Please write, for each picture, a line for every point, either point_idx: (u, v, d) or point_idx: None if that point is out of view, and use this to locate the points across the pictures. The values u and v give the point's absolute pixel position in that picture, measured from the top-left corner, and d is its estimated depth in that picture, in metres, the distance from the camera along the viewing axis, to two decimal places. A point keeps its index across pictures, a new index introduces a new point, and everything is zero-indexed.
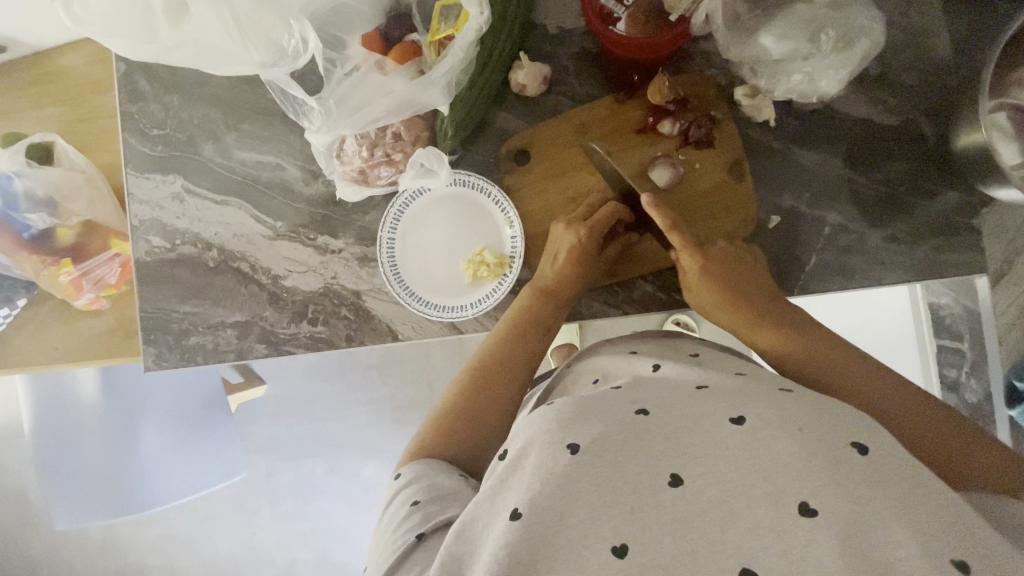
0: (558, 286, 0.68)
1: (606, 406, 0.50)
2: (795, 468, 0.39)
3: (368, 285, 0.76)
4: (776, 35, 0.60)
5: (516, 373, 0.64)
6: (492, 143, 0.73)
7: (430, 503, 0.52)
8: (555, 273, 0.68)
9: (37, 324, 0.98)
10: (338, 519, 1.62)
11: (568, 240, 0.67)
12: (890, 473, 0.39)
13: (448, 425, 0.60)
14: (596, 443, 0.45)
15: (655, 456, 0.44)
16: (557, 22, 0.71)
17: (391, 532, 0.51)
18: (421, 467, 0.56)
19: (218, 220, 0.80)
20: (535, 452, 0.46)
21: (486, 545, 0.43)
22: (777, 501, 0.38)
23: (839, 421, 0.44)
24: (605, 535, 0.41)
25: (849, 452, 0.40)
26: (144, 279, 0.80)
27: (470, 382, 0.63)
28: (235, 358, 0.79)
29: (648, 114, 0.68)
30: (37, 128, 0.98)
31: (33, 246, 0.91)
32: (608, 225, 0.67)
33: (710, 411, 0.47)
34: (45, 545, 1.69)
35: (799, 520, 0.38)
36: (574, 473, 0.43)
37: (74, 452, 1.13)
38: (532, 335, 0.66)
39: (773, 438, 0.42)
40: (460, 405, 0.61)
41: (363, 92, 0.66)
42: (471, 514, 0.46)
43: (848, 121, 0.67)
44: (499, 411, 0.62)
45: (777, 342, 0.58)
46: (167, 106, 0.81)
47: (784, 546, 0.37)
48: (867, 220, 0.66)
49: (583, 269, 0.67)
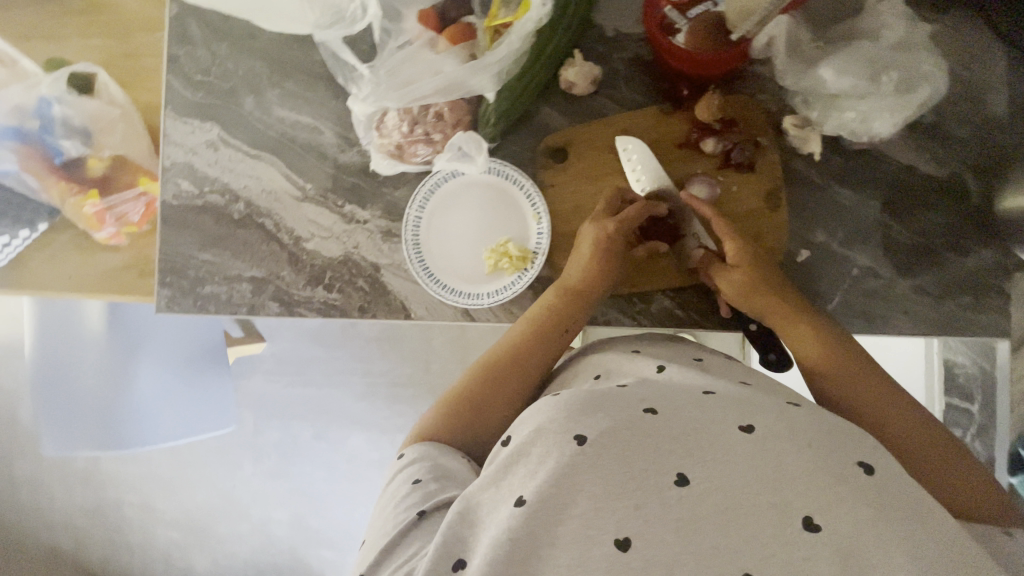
0: (585, 287, 0.66)
1: (614, 401, 0.50)
2: (801, 483, 0.41)
3: (388, 260, 0.77)
4: (836, 69, 0.59)
5: (530, 370, 0.63)
6: (530, 136, 0.72)
7: (432, 482, 0.52)
8: (581, 274, 0.66)
9: (53, 249, 0.98)
10: (317, 485, 1.63)
11: (592, 237, 0.66)
12: (892, 494, 0.41)
13: (452, 413, 0.60)
14: (604, 436, 0.46)
15: (663, 456, 0.44)
16: (616, 25, 0.70)
17: (391, 508, 0.51)
18: (423, 449, 0.56)
19: (249, 174, 0.80)
20: (542, 441, 0.47)
21: (490, 529, 0.44)
22: (783, 514, 0.40)
23: (851, 439, 0.45)
24: (607, 527, 0.42)
25: (856, 474, 0.42)
26: (167, 222, 0.81)
27: (483, 373, 0.62)
28: (248, 312, 0.79)
29: (692, 130, 0.67)
30: (81, 58, 0.99)
31: (63, 173, 0.93)
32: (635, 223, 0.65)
33: (719, 418, 0.47)
34: (28, 467, 1.72)
35: (801, 533, 0.39)
36: (578, 464, 0.44)
37: (72, 381, 1.15)
38: (550, 332, 0.65)
39: (781, 451, 0.43)
40: (469, 395, 0.61)
41: (413, 68, 0.67)
42: (475, 498, 0.47)
43: (894, 166, 0.66)
44: (505, 406, 0.61)
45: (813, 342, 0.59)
46: (214, 54, 0.81)
47: (786, 556, 0.39)
48: (897, 268, 0.66)
49: (609, 267, 0.65)
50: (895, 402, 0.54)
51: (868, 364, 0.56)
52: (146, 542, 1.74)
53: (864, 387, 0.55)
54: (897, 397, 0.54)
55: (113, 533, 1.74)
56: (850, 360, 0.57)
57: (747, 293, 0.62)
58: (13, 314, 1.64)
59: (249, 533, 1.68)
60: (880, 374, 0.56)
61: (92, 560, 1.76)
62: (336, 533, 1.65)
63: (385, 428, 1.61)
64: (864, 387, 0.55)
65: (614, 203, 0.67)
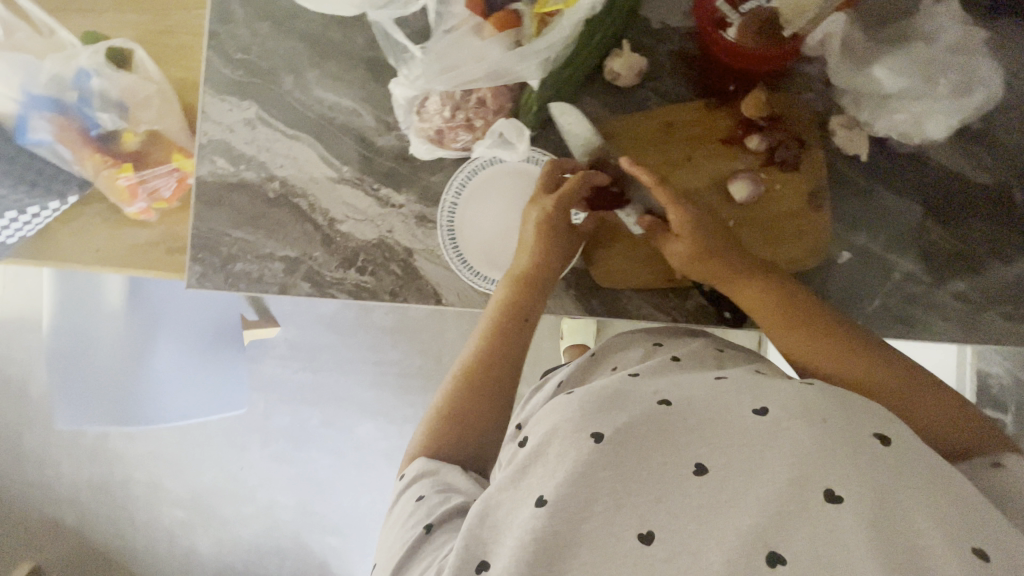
0: (535, 276, 0.66)
1: (629, 397, 0.50)
2: (820, 458, 0.41)
3: (422, 245, 0.77)
4: (891, 69, 0.59)
5: (507, 370, 0.63)
6: (573, 127, 0.73)
7: (435, 495, 0.53)
8: (530, 262, 0.67)
9: (83, 222, 0.99)
10: (325, 470, 1.64)
11: (535, 219, 0.67)
12: (907, 465, 0.42)
13: (442, 428, 0.59)
14: (620, 433, 0.46)
15: (679, 449, 0.45)
16: (663, 18, 0.70)
17: (400, 527, 0.53)
18: (420, 467, 0.57)
19: (286, 154, 0.80)
20: (559, 440, 0.47)
21: (514, 531, 0.44)
22: (803, 490, 0.40)
23: (865, 413, 0.46)
24: (630, 523, 0.43)
25: (874, 445, 0.43)
26: (202, 198, 0.81)
27: (462, 386, 0.61)
28: (279, 292, 0.79)
29: (737, 126, 0.66)
30: (119, 32, 0.99)
31: (98, 145, 0.94)
32: (573, 197, 0.67)
33: (733, 403, 0.47)
34: (38, 440, 1.73)
35: (825, 506, 0.39)
36: (597, 462, 0.44)
37: (91, 355, 1.15)
38: (511, 328, 0.64)
39: (798, 428, 0.43)
40: (449, 409, 0.60)
41: (458, 53, 0.65)
42: (493, 499, 0.47)
43: (939, 171, 0.65)
44: (496, 404, 0.61)
45: (765, 304, 0.60)
46: (255, 33, 0.81)
47: (810, 531, 0.39)
48: (937, 275, 0.65)
49: (555, 246, 0.67)
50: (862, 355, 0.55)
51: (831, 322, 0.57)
52: (151, 520, 1.74)
53: (833, 346, 0.56)
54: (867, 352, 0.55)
55: (118, 510, 1.75)
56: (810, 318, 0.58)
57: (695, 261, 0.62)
58: (31, 288, 1.65)
59: (255, 516, 1.69)
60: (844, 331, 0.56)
61: (96, 536, 1.76)
62: (342, 519, 1.66)
63: (395, 417, 1.62)
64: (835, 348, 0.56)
65: (554, 180, 0.69)
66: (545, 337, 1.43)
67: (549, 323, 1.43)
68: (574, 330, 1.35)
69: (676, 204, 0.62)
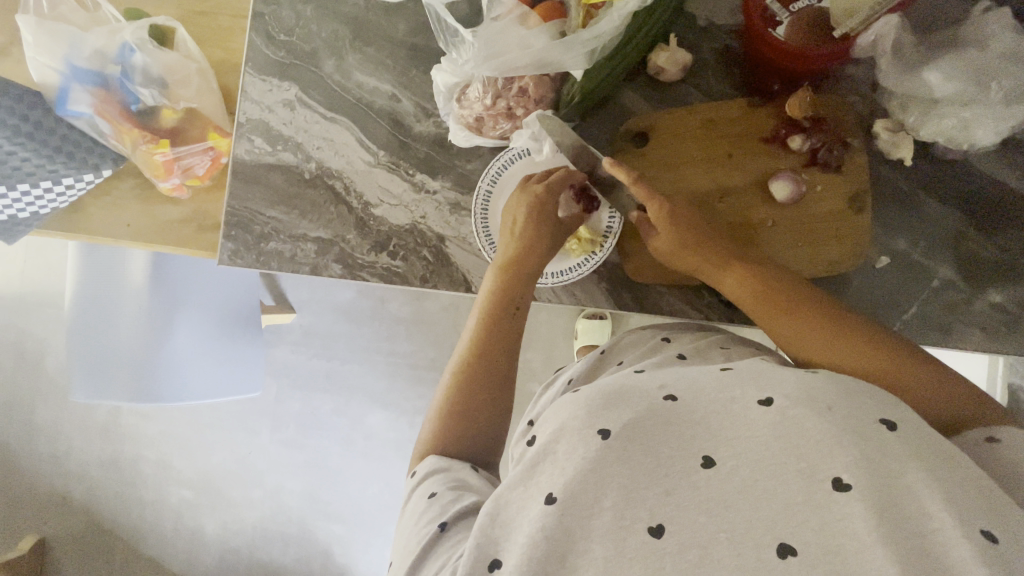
0: (524, 260, 0.68)
1: (633, 392, 0.50)
2: (826, 445, 0.41)
3: (454, 232, 0.77)
4: (943, 73, 0.58)
5: (500, 358, 0.63)
6: (611, 121, 0.73)
7: (447, 494, 0.53)
8: (519, 247, 0.68)
9: (116, 197, 1.00)
10: (333, 458, 1.65)
11: (523, 207, 0.69)
12: (915, 450, 0.41)
13: (449, 422, 0.59)
14: (627, 428, 0.46)
15: (684, 443, 0.45)
16: (709, 15, 0.70)
17: (413, 525, 0.52)
18: (432, 466, 0.57)
19: (323, 136, 0.81)
20: (567, 438, 0.47)
21: (523, 526, 0.45)
22: (810, 479, 0.40)
23: (869, 399, 0.45)
24: (641, 516, 0.43)
25: (878, 430, 0.42)
26: (238, 176, 0.82)
27: (457, 376, 0.62)
28: (309, 272, 0.80)
29: (779, 125, 0.66)
30: (160, 11, 1.00)
31: (138, 120, 0.94)
32: (558, 189, 0.70)
33: (738, 395, 0.47)
34: (52, 413, 1.75)
35: (833, 495, 0.40)
36: (606, 459, 0.45)
37: (114, 331, 1.17)
38: (500, 314, 0.65)
39: (803, 417, 0.43)
40: (451, 402, 0.60)
41: (504, 40, 0.65)
42: (504, 497, 0.48)
43: (982, 179, 0.65)
44: (500, 397, 0.62)
45: (742, 289, 0.61)
46: (299, 15, 0.82)
47: (819, 521, 0.39)
48: (976, 284, 0.64)
49: (545, 231, 0.68)
50: (836, 332, 0.54)
51: (801, 301, 0.57)
52: (159, 499, 1.76)
53: (802, 326, 0.56)
54: (839, 329, 0.54)
55: (127, 487, 1.76)
56: (780, 298, 0.58)
57: (675, 253, 0.65)
58: (53, 262, 1.67)
59: (262, 500, 1.70)
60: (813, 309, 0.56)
61: (103, 512, 1.78)
62: (348, 507, 1.66)
63: (406, 408, 1.62)
64: (804, 328, 0.55)
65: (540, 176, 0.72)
66: (561, 336, 1.43)
67: (566, 322, 1.43)
68: (591, 330, 1.35)
69: (654, 198, 0.65)
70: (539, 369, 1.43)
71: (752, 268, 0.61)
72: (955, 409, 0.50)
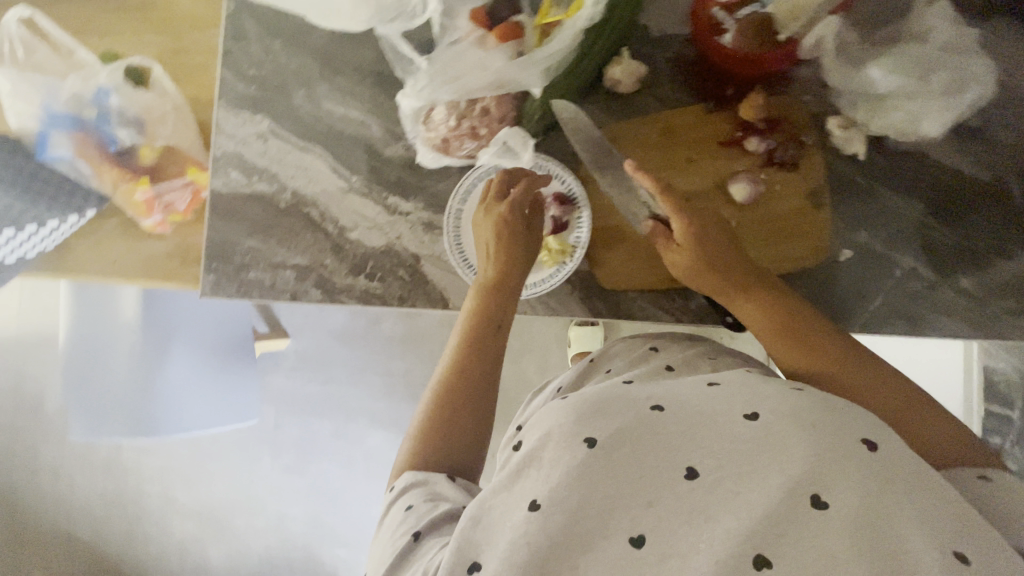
0: (502, 279, 0.68)
1: (621, 401, 0.49)
2: (808, 463, 0.40)
3: (429, 251, 0.78)
4: (885, 68, 0.60)
5: (480, 375, 0.64)
6: (574, 134, 0.74)
7: (424, 505, 0.54)
8: (498, 268, 0.69)
9: (100, 237, 1.01)
10: (334, 481, 1.65)
11: (493, 224, 0.69)
12: (893, 472, 0.41)
13: (430, 438, 0.60)
14: (614, 438, 0.45)
15: (669, 453, 0.45)
16: (661, 26, 0.72)
17: (391, 535, 0.53)
18: (412, 478, 0.57)
19: (297, 165, 0.83)
20: (553, 445, 0.46)
21: (504, 534, 0.44)
22: (791, 493, 0.39)
23: (852, 419, 0.45)
24: (623, 525, 0.42)
25: (863, 451, 0.42)
26: (216, 210, 0.83)
27: (439, 396, 0.62)
28: (290, 299, 0.81)
29: (737, 128, 0.68)
30: (136, 52, 1.03)
31: (117, 160, 0.96)
32: (526, 199, 0.70)
33: (725, 406, 0.47)
34: (53, 453, 1.75)
35: (810, 512, 0.39)
36: (591, 467, 0.44)
37: (106, 368, 1.17)
38: (481, 335, 0.66)
39: (787, 434, 0.42)
40: (433, 420, 0.61)
41: (463, 63, 0.68)
42: (488, 501, 0.47)
43: (938, 169, 0.66)
44: (483, 412, 0.62)
45: (758, 312, 0.61)
46: (268, 49, 0.84)
47: (797, 536, 0.39)
48: (940, 271, 0.66)
49: (520, 247, 0.69)
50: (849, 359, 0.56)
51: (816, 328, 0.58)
52: (163, 533, 1.75)
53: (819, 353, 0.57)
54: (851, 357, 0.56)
55: (131, 523, 1.76)
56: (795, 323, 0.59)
57: (692, 270, 0.64)
58: (48, 303, 1.69)
59: (265, 528, 1.69)
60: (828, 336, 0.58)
61: (108, 549, 1.77)
62: (352, 531, 1.66)
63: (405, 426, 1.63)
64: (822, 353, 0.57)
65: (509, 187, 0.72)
66: (553, 345, 1.44)
67: (557, 331, 1.44)
68: (582, 338, 1.36)
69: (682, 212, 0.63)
70: (533, 380, 1.44)
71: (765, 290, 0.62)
72: (955, 450, 0.51)
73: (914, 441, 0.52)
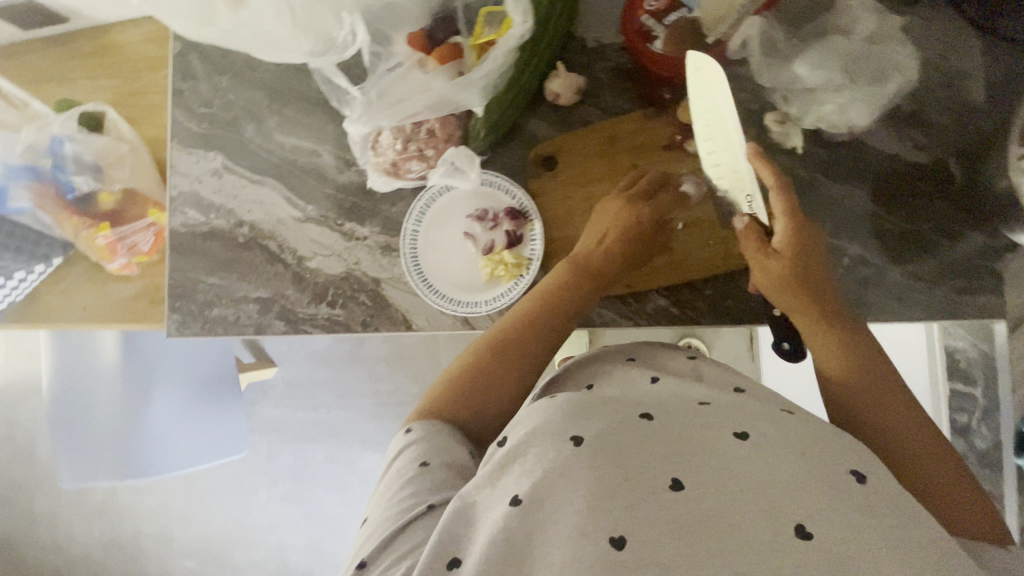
0: (594, 264, 0.65)
1: (611, 406, 0.47)
2: (796, 488, 0.38)
3: (388, 275, 0.79)
4: (810, 64, 0.61)
5: (530, 351, 0.60)
6: (521, 148, 0.76)
7: (439, 470, 0.50)
8: (597, 252, 0.65)
9: (70, 282, 1.02)
10: (331, 506, 1.64)
11: (619, 211, 0.67)
12: (883, 507, 0.37)
13: (458, 390, 0.58)
14: (600, 439, 0.43)
15: (657, 461, 0.41)
16: (597, 37, 0.73)
17: (393, 494, 0.48)
18: (430, 428, 0.54)
19: (252, 199, 0.83)
20: (537, 444, 0.44)
21: (484, 527, 0.41)
22: (772, 519, 0.36)
23: (844, 451, 0.42)
24: (603, 526, 0.38)
25: (846, 481, 0.39)
26: (176, 249, 0.83)
27: (491, 347, 0.60)
28: (254, 332, 0.81)
29: (677, 131, 0.70)
30: (91, 98, 1.03)
31: (76, 207, 0.97)
32: (659, 206, 0.67)
33: (714, 421, 0.44)
34: (48, 502, 1.74)
35: (793, 540, 0.36)
36: (572, 465, 0.41)
37: (90, 413, 1.16)
38: (557, 317, 0.62)
39: (775, 456, 0.40)
40: (472, 371, 0.59)
41: (404, 87, 0.69)
42: (472, 496, 0.44)
43: (877, 156, 0.67)
44: (509, 391, 0.59)
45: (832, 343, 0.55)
46: (216, 87, 0.85)
47: (778, 561, 0.35)
48: (889, 257, 0.66)
49: (629, 242, 0.65)
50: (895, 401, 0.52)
51: (875, 364, 0.54)
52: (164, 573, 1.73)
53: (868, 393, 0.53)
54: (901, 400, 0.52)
55: (131, 565, 1.74)
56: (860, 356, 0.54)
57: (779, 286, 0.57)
58: (32, 350, 1.67)
59: (265, 560, 1.67)
60: (886, 375, 0.53)
61: None
62: None
63: None
64: (870, 392, 0.53)
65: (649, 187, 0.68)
66: None
67: None
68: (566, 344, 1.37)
69: (794, 216, 0.56)
70: None
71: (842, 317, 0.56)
72: (982, 527, 0.46)
73: (934, 502, 0.48)
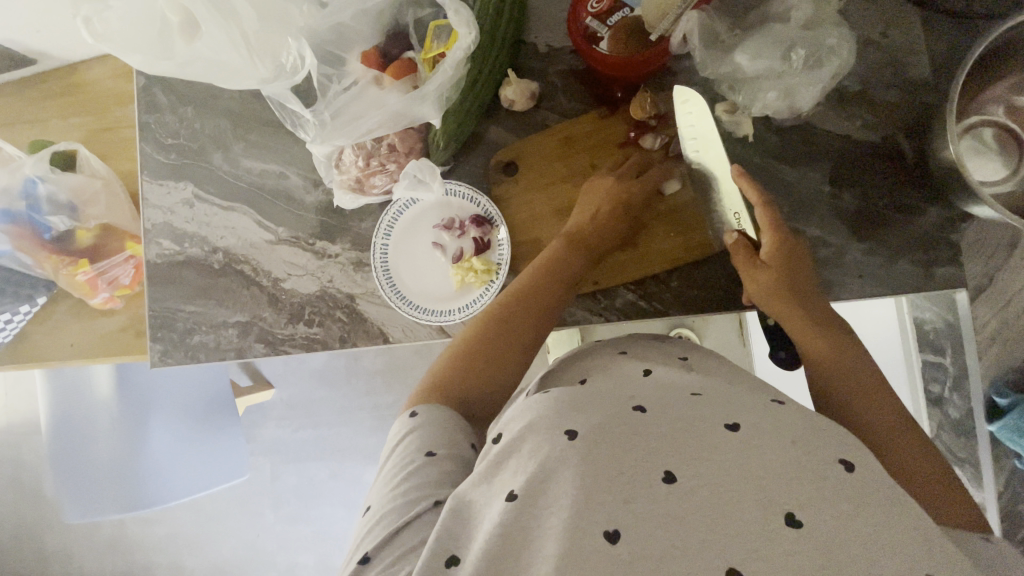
0: (589, 237, 0.67)
1: (606, 399, 0.47)
2: (787, 479, 0.38)
3: (362, 289, 0.80)
4: (750, 53, 0.62)
5: (529, 327, 0.61)
6: (483, 156, 0.77)
7: (446, 460, 0.50)
8: (592, 226, 0.67)
9: (56, 321, 1.03)
10: (338, 523, 1.65)
11: (611, 184, 0.68)
12: (875, 494, 0.38)
13: (467, 365, 0.58)
14: (596, 431, 0.43)
15: (650, 453, 0.41)
16: (547, 42, 0.75)
17: (396, 487, 0.48)
18: (434, 414, 0.54)
19: (225, 225, 0.84)
20: (534, 436, 0.44)
21: (482, 524, 0.41)
22: (765, 508, 0.36)
23: (832, 435, 0.42)
24: (597, 519, 0.38)
25: (837, 471, 0.39)
26: (153, 279, 0.84)
27: (493, 323, 0.61)
28: (236, 356, 0.82)
29: (630, 129, 0.71)
30: (63, 137, 1.04)
31: (55, 246, 0.97)
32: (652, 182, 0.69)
33: (706, 414, 0.44)
34: (57, 539, 1.74)
35: (785, 529, 0.36)
36: (569, 458, 0.41)
37: (86, 446, 1.16)
38: (555, 291, 0.64)
39: (768, 448, 0.40)
40: (477, 346, 0.59)
41: (358, 104, 0.70)
42: (467, 494, 0.44)
43: (827, 137, 0.69)
44: (505, 373, 0.59)
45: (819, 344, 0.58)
46: (182, 117, 0.86)
47: (772, 551, 0.35)
48: (848, 235, 0.68)
49: (623, 211, 0.67)
50: (878, 399, 0.54)
51: (861, 362, 0.56)
52: None
53: (854, 393, 0.55)
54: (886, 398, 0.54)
55: None
56: (846, 354, 0.56)
57: (764, 295, 0.60)
58: (31, 389, 1.68)
59: None
60: (870, 372, 0.55)
61: None
62: None
63: None
64: (857, 392, 0.55)
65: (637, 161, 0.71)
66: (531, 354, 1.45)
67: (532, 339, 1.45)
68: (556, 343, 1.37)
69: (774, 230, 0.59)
70: None
71: (827, 320, 0.58)
72: (962, 518, 0.47)
73: (918, 492, 0.49)
